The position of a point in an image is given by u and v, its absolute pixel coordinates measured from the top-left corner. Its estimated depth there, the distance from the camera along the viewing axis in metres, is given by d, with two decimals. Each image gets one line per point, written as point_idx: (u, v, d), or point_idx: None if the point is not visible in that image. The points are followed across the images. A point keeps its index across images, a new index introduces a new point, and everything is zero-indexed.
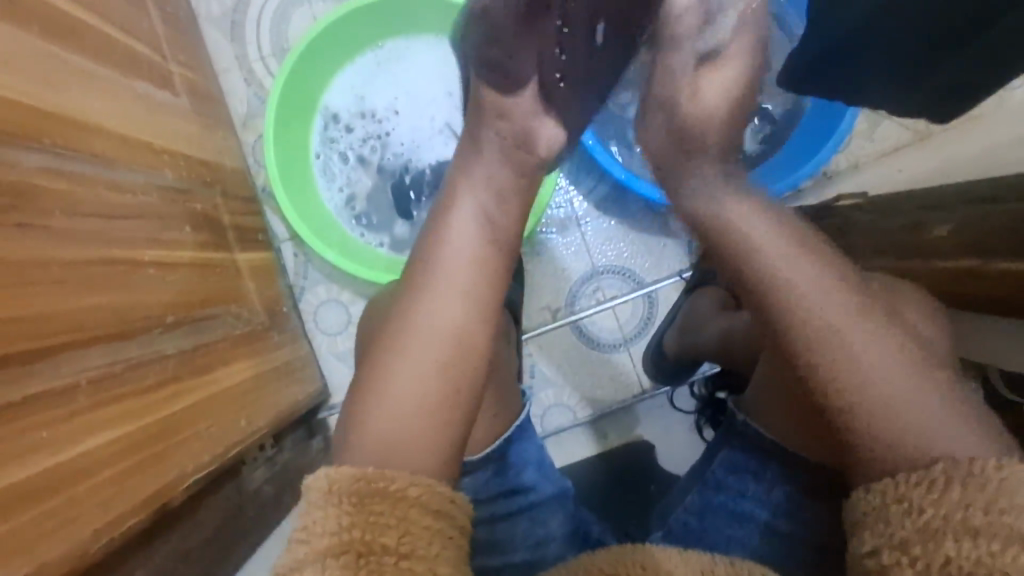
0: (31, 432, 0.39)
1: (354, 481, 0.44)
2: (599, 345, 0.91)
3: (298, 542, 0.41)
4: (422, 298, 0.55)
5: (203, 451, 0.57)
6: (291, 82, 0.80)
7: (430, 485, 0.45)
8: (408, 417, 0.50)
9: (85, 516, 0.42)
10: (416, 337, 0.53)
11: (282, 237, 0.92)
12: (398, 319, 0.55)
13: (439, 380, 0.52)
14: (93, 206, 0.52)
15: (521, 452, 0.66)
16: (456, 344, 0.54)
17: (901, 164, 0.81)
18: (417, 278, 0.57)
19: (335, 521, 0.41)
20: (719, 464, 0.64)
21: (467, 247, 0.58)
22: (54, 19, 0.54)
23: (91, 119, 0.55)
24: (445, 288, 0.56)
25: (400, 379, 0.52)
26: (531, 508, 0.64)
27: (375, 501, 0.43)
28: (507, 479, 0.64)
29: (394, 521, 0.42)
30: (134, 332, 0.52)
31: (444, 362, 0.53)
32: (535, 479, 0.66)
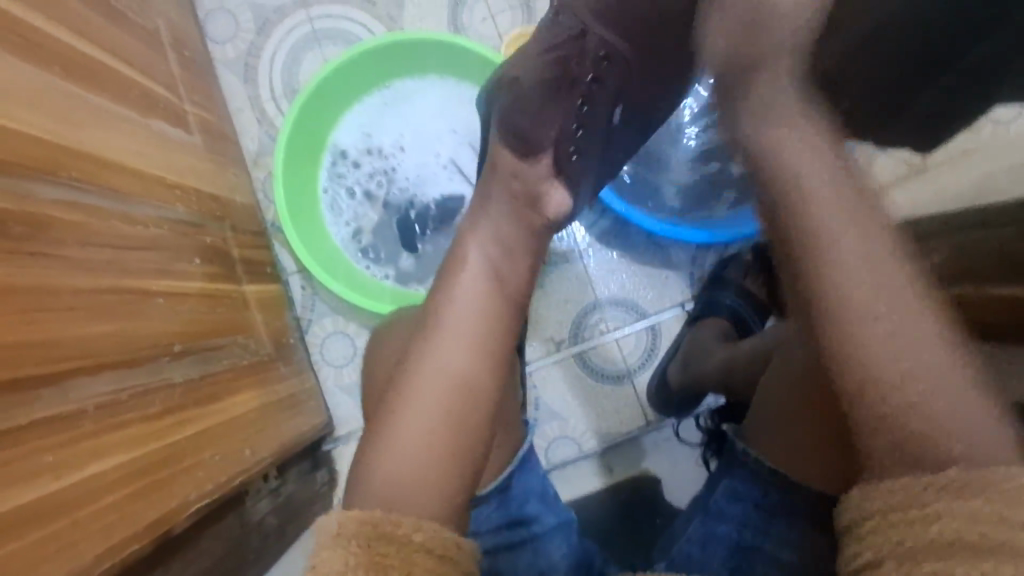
0: (37, 455, 0.40)
1: (362, 522, 0.44)
2: (603, 376, 0.91)
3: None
4: (434, 335, 0.56)
5: (207, 480, 0.57)
6: (301, 121, 0.83)
7: (434, 529, 0.46)
8: (413, 460, 0.50)
9: (86, 542, 0.42)
10: (426, 373, 0.54)
11: (290, 270, 0.93)
12: (407, 361, 0.56)
13: (445, 424, 0.52)
14: (106, 236, 0.54)
15: (526, 483, 0.66)
16: (463, 384, 0.54)
17: (896, 195, 0.82)
18: (427, 322, 0.58)
19: (342, 560, 0.42)
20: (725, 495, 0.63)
21: (473, 280, 0.59)
22: (77, 62, 0.57)
23: (107, 155, 0.58)
24: (454, 326, 0.57)
25: (410, 416, 0.53)
26: (533, 540, 0.63)
27: (382, 543, 0.43)
28: (512, 510, 0.63)
29: (397, 563, 0.43)
30: (141, 360, 0.53)
31: (453, 397, 0.53)
32: (539, 509, 0.65)
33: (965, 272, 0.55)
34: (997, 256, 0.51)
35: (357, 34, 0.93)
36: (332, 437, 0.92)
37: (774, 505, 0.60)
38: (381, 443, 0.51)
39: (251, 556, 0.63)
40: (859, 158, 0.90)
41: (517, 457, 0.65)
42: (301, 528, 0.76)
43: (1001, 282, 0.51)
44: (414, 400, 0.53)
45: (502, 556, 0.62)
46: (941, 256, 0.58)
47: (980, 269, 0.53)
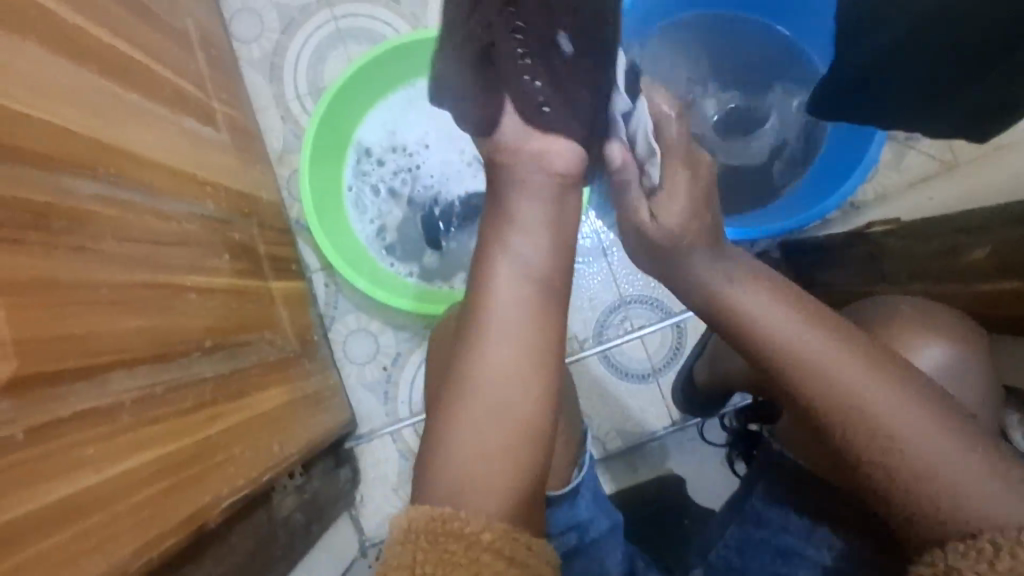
0: (80, 447, 0.41)
1: (430, 520, 0.45)
2: (628, 374, 0.90)
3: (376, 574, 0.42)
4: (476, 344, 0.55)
5: (237, 475, 0.57)
6: (326, 119, 0.83)
7: (503, 530, 0.45)
8: (468, 466, 0.49)
9: (125, 535, 0.43)
10: (474, 388, 0.53)
11: (313, 268, 0.93)
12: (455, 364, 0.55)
13: (497, 427, 0.51)
14: (140, 232, 0.54)
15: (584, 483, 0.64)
16: (512, 385, 0.53)
17: (930, 191, 0.81)
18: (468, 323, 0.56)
19: (410, 556, 0.42)
20: (761, 500, 0.63)
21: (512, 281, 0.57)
22: (112, 60, 0.57)
23: (142, 152, 0.58)
24: (495, 331, 0.55)
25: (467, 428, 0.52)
26: (589, 545, 0.62)
27: (449, 541, 0.43)
28: (578, 513, 0.62)
29: (465, 562, 0.42)
30: (174, 355, 0.54)
31: (501, 404, 0.52)
32: (592, 511, 0.64)
33: (1006, 267, 0.54)
34: None
35: (381, 32, 0.93)
36: (356, 434, 0.92)
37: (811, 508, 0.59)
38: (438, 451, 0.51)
39: (278, 552, 0.63)
40: (889, 155, 0.89)
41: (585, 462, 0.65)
42: (325, 525, 0.77)
43: None
44: (467, 415, 0.52)
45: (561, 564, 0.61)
46: (982, 252, 0.57)
47: (1021, 264, 0.52)
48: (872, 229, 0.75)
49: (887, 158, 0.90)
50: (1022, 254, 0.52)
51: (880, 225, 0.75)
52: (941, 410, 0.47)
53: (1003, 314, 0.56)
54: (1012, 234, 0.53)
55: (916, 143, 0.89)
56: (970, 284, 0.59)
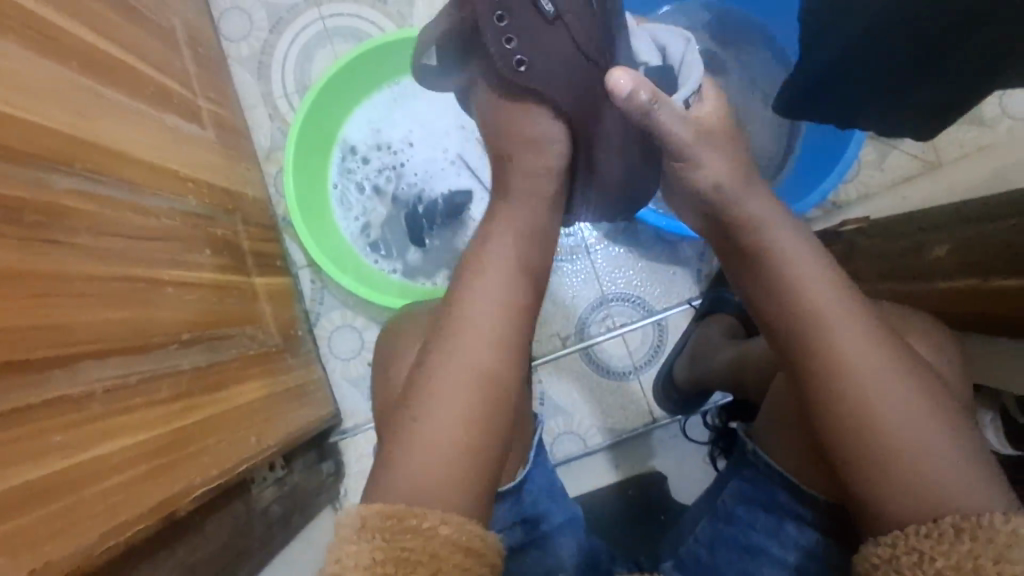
0: (47, 435, 0.42)
1: (386, 517, 0.46)
2: (610, 371, 0.91)
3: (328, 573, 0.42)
4: (455, 335, 0.56)
5: (211, 466, 0.58)
6: (311, 117, 0.84)
7: (460, 523, 0.47)
8: (442, 456, 0.50)
9: (92, 521, 0.44)
10: (451, 382, 0.53)
11: (300, 264, 0.95)
12: (435, 352, 0.56)
13: (470, 418, 0.52)
14: (118, 226, 0.55)
15: (535, 479, 0.66)
16: (485, 377, 0.54)
17: (910, 191, 0.81)
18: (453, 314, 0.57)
19: (370, 555, 0.43)
20: (731, 497, 0.63)
21: (495, 277, 0.59)
22: (94, 58, 0.58)
23: (123, 149, 0.59)
24: (476, 324, 0.56)
25: (444, 416, 0.52)
26: (541, 539, 0.63)
27: (406, 539, 0.44)
28: (524, 508, 0.63)
29: (425, 559, 0.43)
30: (149, 347, 0.55)
31: (480, 400, 0.53)
32: (548, 506, 0.65)
33: (968, 265, 0.54)
34: (1002, 247, 0.50)
35: (367, 31, 0.94)
36: (342, 429, 0.93)
37: (779, 506, 0.59)
38: (408, 442, 0.51)
39: (254, 543, 0.64)
40: (871, 154, 0.89)
41: (528, 456, 0.66)
42: (306, 518, 0.77)
43: (1006, 272, 0.50)
44: (445, 404, 0.53)
45: (510, 556, 0.62)
46: (945, 250, 0.57)
47: (982, 263, 0.53)
48: (845, 229, 0.76)
49: (870, 157, 0.89)
50: (984, 252, 0.52)
51: (853, 223, 0.76)
52: (901, 405, 0.49)
53: (966, 312, 0.56)
54: (976, 231, 0.54)
55: (899, 143, 0.88)
56: (935, 282, 0.59)
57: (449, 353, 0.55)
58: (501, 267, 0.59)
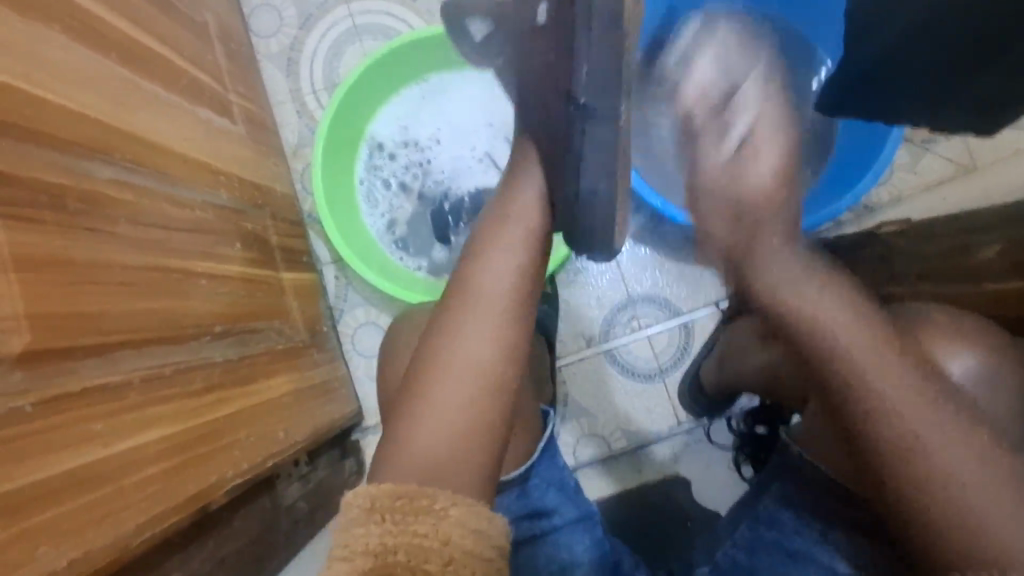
0: (88, 423, 0.41)
1: (396, 496, 0.44)
2: (634, 374, 0.90)
3: (340, 560, 0.41)
4: (462, 324, 0.55)
5: (242, 459, 0.58)
6: (340, 113, 0.84)
7: (470, 505, 0.45)
8: (441, 449, 0.49)
9: (130, 510, 0.43)
10: (453, 369, 0.52)
11: (324, 260, 0.95)
12: (440, 341, 0.54)
13: (470, 411, 0.51)
14: (154, 218, 0.55)
15: (544, 473, 0.65)
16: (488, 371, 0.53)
17: (948, 194, 0.80)
18: (458, 306, 0.56)
19: (378, 540, 0.41)
20: (774, 500, 0.62)
21: (506, 263, 0.58)
22: (131, 50, 0.59)
23: (159, 140, 0.60)
24: (483, 311, 0.55)
25: (449, 401, 0.51)
26: (552, 533, 0.63)
27: (418, 523, 0.42)
28: (530, 501, 0.63)
29: (438, 544, 0.41)
30: (184, 337, 0.55)
31: (487, 384, 0.52)
32: (557, 501, 0.64)
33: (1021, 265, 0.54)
34: None
35: (396, 28, 0.94)
36: (363, 427, 0.93)
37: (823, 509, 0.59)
38: (416, 426, 0.50)
39: (281, 537, 0.64)
40: (905, 157, 0.87)
41: (535, 449, 0.65)
42: (332, 515, 0.77)
43: None
44: (449, 392, 0.51)
45: (517, 547, 0.61)
46: (996, 252, 0.57)
47: None
48: (882, 231, 0.74)
49: (902, 161, 0.88)
50: None
51: (890, 226, 0.75)
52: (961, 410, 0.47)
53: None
54: None
55: (933, 146, 0.87)
56: (987, 285, 0.58)
57: (458, 339, 0.54)
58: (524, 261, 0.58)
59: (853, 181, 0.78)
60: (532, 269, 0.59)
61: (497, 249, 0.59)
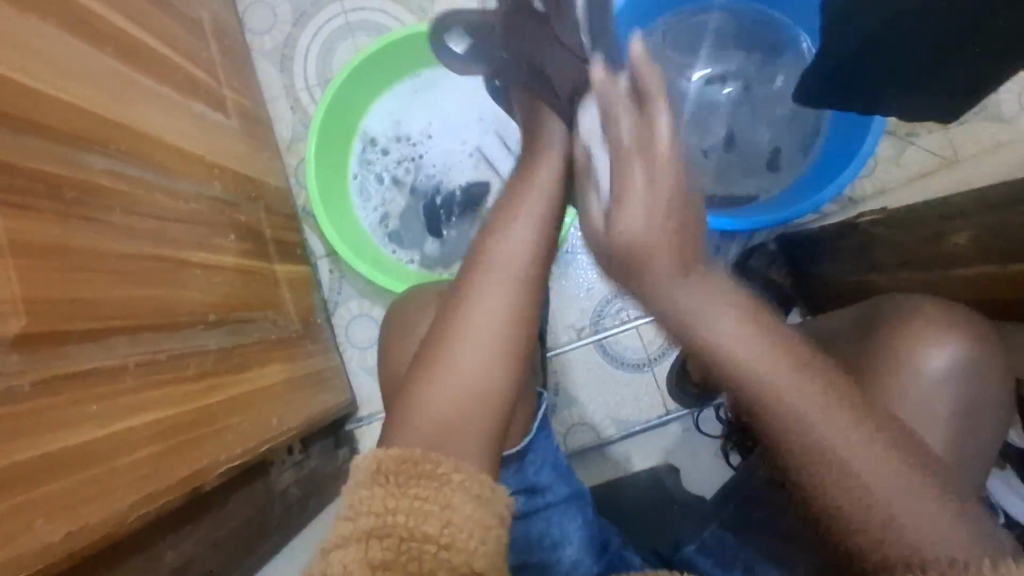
0: (84, 404, 0.43)
1: (402, 461, 0.46)
2: (624, 364, 0.91)
3: (346, 520, 0.42)
4: (474, 290, 0.54)
5: (235, 443, 0.59)
6: (333, 109, 0.85)
7: (471, 472, 0.46)
8: (447, 420, 0.50)
9: (124, 489, 0.45)
10: (468, 340, 0.52)
11: (318, 254, 0.96)
12: (458, 308, 0.54)
13: (480, 381, 0.52)
14: (148, 207, 0.56)
15: (541, 451, 0.65)
16: (505, 338, 0.53)
17: (931, 185, 0.81)
18: (477, 270, 0.55)
19: (382, 502, 0.43)
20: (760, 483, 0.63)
21: (524, 232, 0.57)
22: (125, 43, 0.60)
23: (153, 133, 0.61)
24: (501, 278, 0.54)
25: (464, 370, 0.52)
26: (545, 510, 0.63)
27: (419, 487, 0.44)
28: (526, 478, 0.63)
29: (438, 508, 0.43)
30: (178, 325, 0.56)
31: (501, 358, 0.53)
32: (551, 479, 0.65)
33: (994, 251, 0.56)
34: None
35: (389, 25, 0.95)
36: (358, 417, 0.94)
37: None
38: (429, 396, 0.51)
39: (274, 522, 0.66)
40: (889, 150, 0.89)
41: (533, 426, 0.65)
42: (325, 501, 0.79)
43: None
44: (463, 362, 0.52)
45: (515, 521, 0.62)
46: (965, 238, 0.59)
47: (1010, 248, 0.54)
48: (861, 220, 0.76)
49: (886, 154, 0.89)
50: (1012, 237, 0.54)
51: (870, 215, 0.76)
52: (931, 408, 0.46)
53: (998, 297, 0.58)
54: (997, 217, 0.55)
55: (917, 138, 0.88)
56: (961, 269, 0.60)
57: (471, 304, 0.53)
58: (530, 232, 0.57)
59: (835, 170, 0.80)
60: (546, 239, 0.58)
61: (510, 216, 0.58)
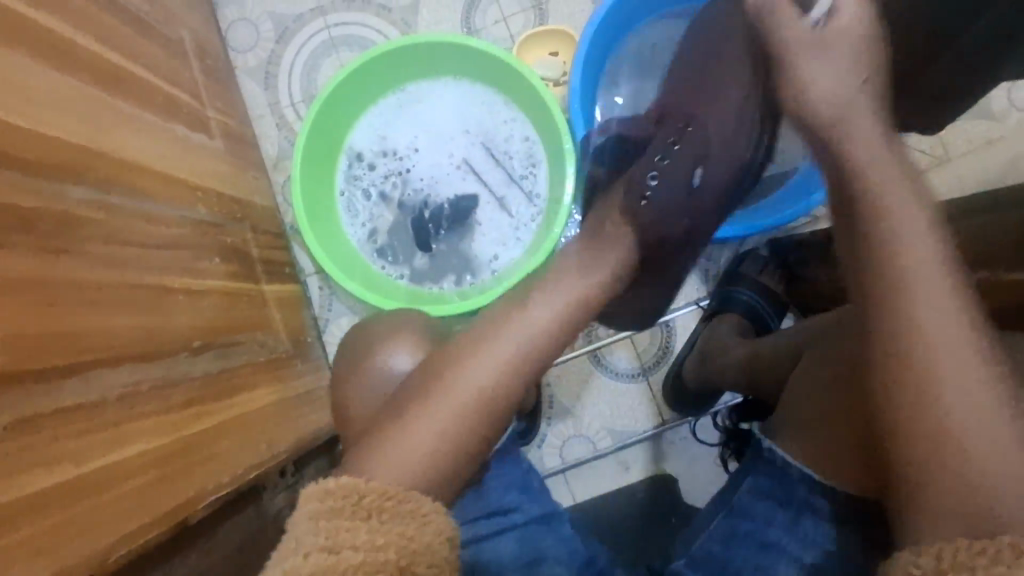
0: (60, 441, 0.42)
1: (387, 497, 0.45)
2: (618, 373, 0.91)
3: (320, 550, 0.41)
4: (495, 336, 0.57)
5: (223, 471, 0.58)
6: (318, 125, 0.84)
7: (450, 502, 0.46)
8: (427, 445, 0.50)
9: (104, 526, 0.44)
10: (467, 372, 0.54)
11: (308, 271, 0.95)
12: (471, 345, 0.57)
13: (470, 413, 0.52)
14: (129, 235, 0.56)
15: (500, 476, 0.67)
16: (501, 379, 0.54)
17: (919, 187, 0.81)
18: (504, 322, 0.59)
19: (368, 539, 0.42)
20: (748, 494, 0.62)
21: (555, 303, 0.61)
22: (102, 69, 0.59)
23: (133, 158, 0.60)
24: (521, 332, 0.57)
25: (453, 396, 0.52)
26: (517, 528, 0.64)
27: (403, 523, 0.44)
28: (490, 502, 0.65)
29: (421, 550, 0.43)
30: (162, 353, 0.55)
31: (493, 393, 0.53)
32: (518, 500, 0.66)
33: (979, 257, 0.57)
34: (1013, 240, 0.53)
35: (371, 38, 0.95)
36: None
37: (796, 501, 0.59)
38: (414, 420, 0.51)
39: (265, 547, 0.65)
40: None
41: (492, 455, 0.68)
42: None
43: (1016, 266, 0.53)
44: (456, 388, 0.53)
45: (488, 543, 0.62)
46: (956, 244, 0.61)
47: (993, 255, 0.56)
48: None
49: None
50: (998, 245, 0.55)
51: None
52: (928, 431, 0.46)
53: None
54: (986, 223, 0.57)
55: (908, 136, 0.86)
56: None
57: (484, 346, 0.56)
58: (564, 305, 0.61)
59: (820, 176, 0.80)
60: (571, 316, 0.61)
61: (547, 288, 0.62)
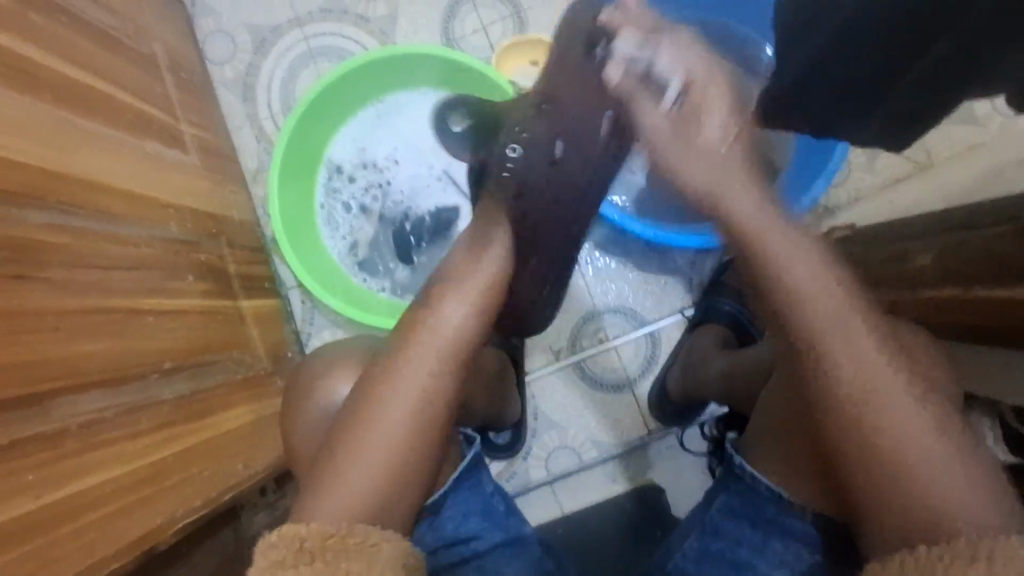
0: (19, 474, 0.41)
1: (326, 537, 0.45)
2: (602, 384, 0.90)
3: None
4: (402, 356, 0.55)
5: (194, 495, 0.58)
6: (295, 138, 0.83)
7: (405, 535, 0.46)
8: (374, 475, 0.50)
9: (65, 560, 0.43)
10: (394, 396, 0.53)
11: (289, 285, 0.95)
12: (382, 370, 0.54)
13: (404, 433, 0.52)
14: (96, 257, 0.55)
15: (461, 501, 0.64)
16: (430, 397, 0.53)
17: (900, 194, 0.81)
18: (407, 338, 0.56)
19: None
20: (720, 510, 0.61)
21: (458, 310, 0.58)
22: (67, 88, 0.58)
23: (100, 178, 0.59)
24: (427, 345, 0.55)
25: (383, 426, 0.52)
26: (476, 558, 0.63)
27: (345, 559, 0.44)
28: (446, 533, 0.62)
29: None
30: (131, 376, 0.55)
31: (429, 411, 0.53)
32: (478, 527, 0.64)
33: (953, 272, 0.57)
34: (982, 255, 0.53)
35: (350, 49, 0.94)
36: None
37: (766, 520, 0.58)
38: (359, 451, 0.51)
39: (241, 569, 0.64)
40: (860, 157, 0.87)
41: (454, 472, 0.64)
42: None
43: (991, 282, 0.52)
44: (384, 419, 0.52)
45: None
46: (930, 257, 0.61)
47: (967, 270, 0.56)
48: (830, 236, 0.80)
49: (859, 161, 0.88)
50: (970, 259, 0.55)
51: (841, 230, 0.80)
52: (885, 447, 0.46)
53: (949, 321, 0.59)
54: (958, 239, 0.57)
55: None
56: (924, 289, 0.62)
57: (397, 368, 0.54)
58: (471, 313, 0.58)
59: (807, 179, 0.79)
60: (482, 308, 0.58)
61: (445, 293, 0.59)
